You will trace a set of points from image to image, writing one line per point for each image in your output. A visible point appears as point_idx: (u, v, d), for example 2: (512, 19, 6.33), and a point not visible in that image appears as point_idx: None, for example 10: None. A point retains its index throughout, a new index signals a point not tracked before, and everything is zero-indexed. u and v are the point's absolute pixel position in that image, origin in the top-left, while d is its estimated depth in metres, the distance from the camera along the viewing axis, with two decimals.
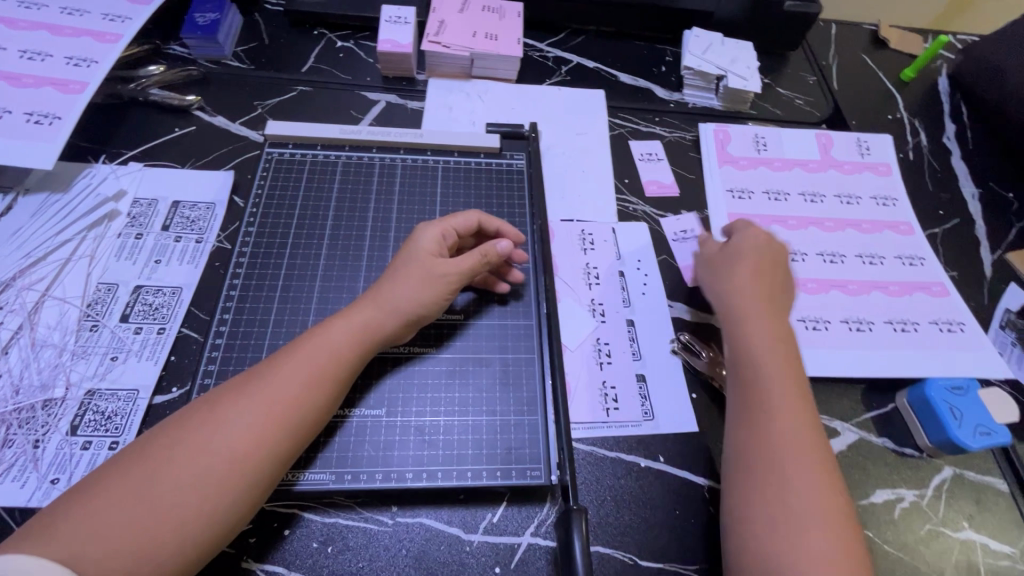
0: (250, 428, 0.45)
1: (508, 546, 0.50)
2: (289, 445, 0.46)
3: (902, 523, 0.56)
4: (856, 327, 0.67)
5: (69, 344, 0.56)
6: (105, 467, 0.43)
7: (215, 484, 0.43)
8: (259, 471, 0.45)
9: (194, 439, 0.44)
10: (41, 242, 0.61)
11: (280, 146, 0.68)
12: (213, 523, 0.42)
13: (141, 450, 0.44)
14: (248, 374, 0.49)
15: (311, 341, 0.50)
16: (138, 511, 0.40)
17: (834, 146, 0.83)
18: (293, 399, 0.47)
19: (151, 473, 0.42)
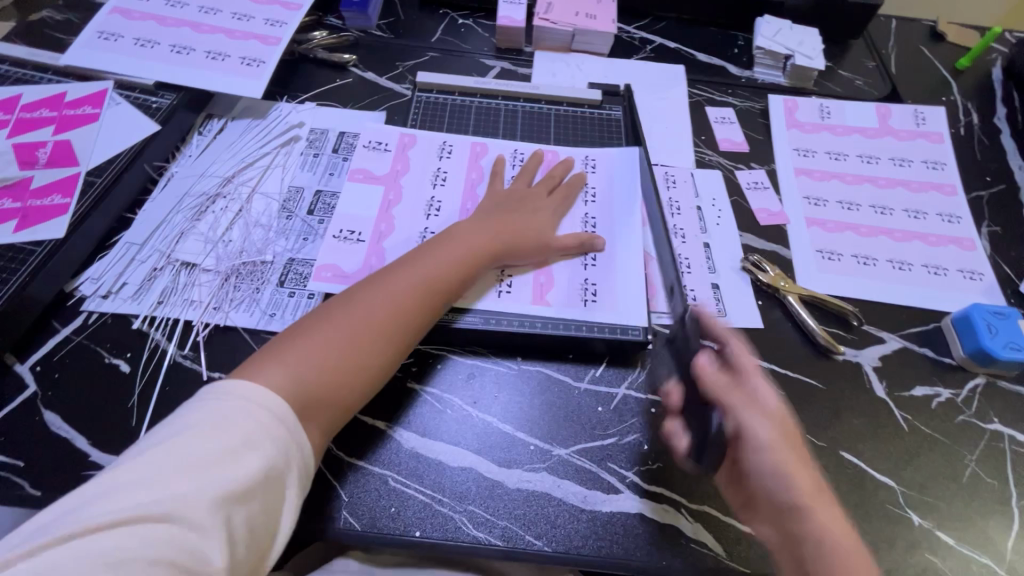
0: (394, 301, 0.59)
1: (608, 393, 0.64)
2: (423, 316, 0.60)
3: (938, 413, 0.66)
4: (586, 296, 0.67)
5: (273, 225, 0.73)
6: (302, 329, 0.55)
7: (383, 350, 0.58)
8: (401, 332, 0.58)
9: (370, 318, 0.57)
10: (248, 153, 0.79)
11: (425, 92, 0.85)
12: (380, 370, 0.58)
13: (329, 319, 0.57)
14: (403, 271, 0.62)
15: (433, 248, 0.64)
16: (320, 354, 0.54)
17: (892, 117, 0.93)
18: (422, 285, 0.61)
19: (322, 330, 0.56)
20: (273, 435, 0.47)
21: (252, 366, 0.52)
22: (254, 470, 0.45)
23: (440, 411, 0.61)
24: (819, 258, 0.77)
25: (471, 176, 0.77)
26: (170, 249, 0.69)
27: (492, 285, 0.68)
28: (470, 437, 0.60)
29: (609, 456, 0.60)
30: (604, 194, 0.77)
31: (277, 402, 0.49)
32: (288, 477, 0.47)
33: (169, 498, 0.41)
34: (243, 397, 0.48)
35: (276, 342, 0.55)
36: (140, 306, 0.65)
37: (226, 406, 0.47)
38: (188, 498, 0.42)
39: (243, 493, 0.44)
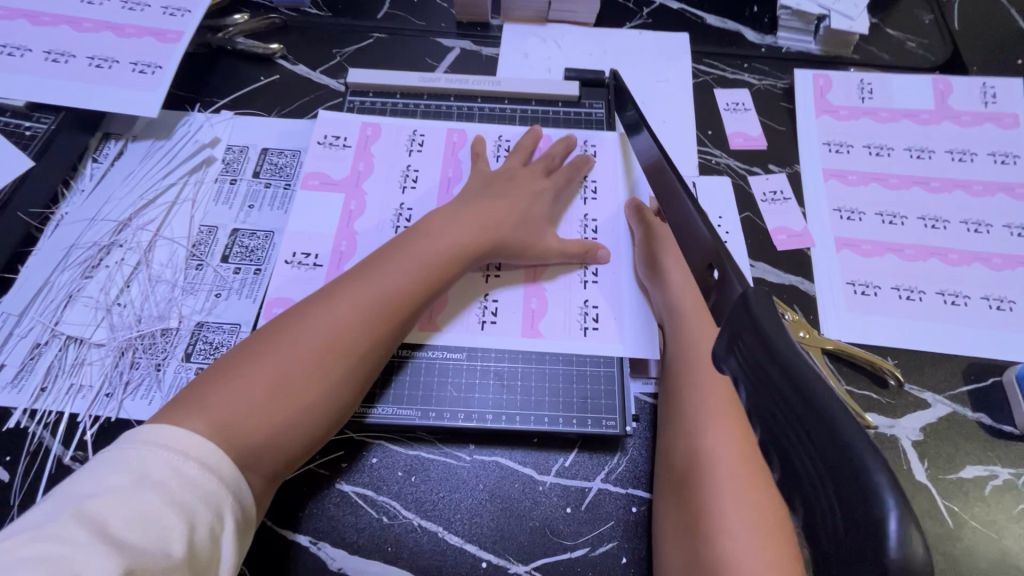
0: (353, 315, 0.49)
1: (579, 489, 0.52)
2: (387, 332, 0.50)
3: (992, 500, 0.53)
4: (587, 323, 0.57)
5: (179, 280, 0.61)
6: (238, 357, 0.47)
7: (337, 364, 0.48)
8: (363, 353, 0.49)
9: (315, 327, 0.48)
10: (150, 184, 0.66)
11: (360, 94, 0.69)
12: (337, 390, 0.48)
13: (268, 340, 0.48)
14: (356, 271, 0.53)
15: (403, 245, 0.54)
16: (262, 385, 0.45)
17: (952, 93, 0.73)
18: (388, 294, 0.51)
19: (267, 354, 0.47)
20: (201, 487, 0.39)
21: (179, 406, 0.43)
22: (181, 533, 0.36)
23: (373, 519, 0.51)
24: (851, 293, 0.62)
25: (447, 172, 0.64)
26: (54, 320, 0.58)
27: (471, 315, 0.57)
28: (410, 554, 0.50)
29: (579, 574, 0.49)
30: (608, 188, 0.64)
31: (208, 451, 0.40)
32: (226, 532, 0.39)
33: (74, 573, 0.32)
34: (166, 445, 0.40)
35: (212, 371, 0.46)
36: (20, 396, 0.54)
37: (147, 457, 0.39)
38: (98, 569, 0.33)
39: (169, 560, 0.35)
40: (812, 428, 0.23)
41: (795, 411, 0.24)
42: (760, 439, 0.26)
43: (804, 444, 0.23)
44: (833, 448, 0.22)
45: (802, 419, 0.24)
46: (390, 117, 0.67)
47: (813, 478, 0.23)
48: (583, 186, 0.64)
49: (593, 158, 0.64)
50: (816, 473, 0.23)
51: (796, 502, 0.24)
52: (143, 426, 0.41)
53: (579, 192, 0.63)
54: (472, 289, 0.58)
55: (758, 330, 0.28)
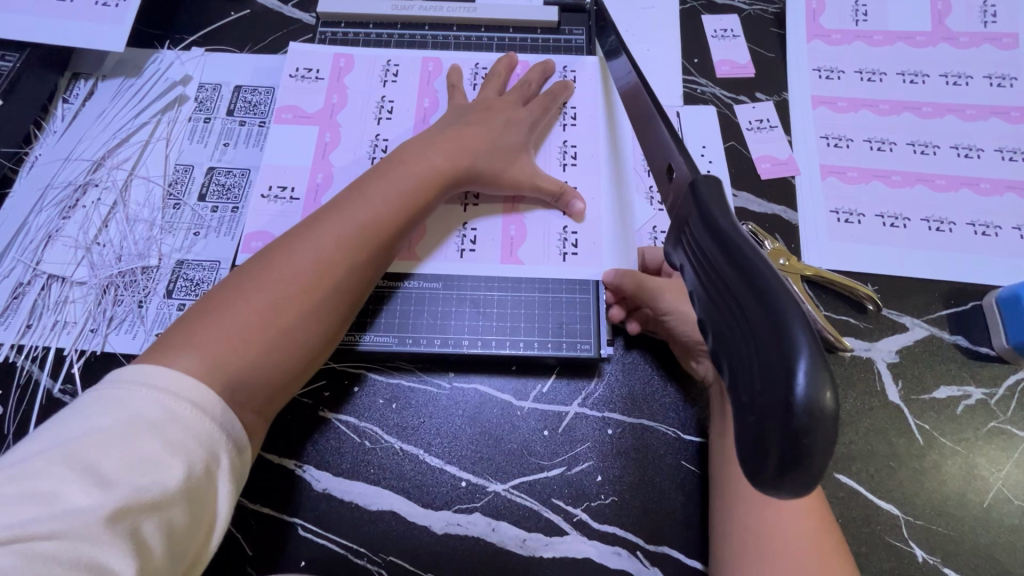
0: (331, 251, 0.48)
1: (556, 413, 0.54)
2: (370, 261, 0.50)
3: (964, 419, 0.54)
4: (567, 248, 0.56)
5: (157, 219, 0.61)
6: (222, 292, 0.46)
7: (321, 295, 0.47)
8: (343, 288, 0.49)
9: (299, 258, 0.48)
10: (123, 123, 0.65)
11: (332, 25, 0.66)
12: (323, 321, 0.48)
13: (251, 274, 0.47)
14: (333, 202, 0.52)
15: (379, 176, 0.53)
16: (245, 325, 0.44)
17: (951, 13, 0.70)
18: (366, 229, 0.50)
19: (247, 295, 0.45)
20: (195, 429, 0.38)
21: (160, 350, 0.41)
22: (173, 476, 0.36)
23: (357, 444, 0.53)
24: (834, 221, 0.62)
25: (423, 102, 0.63)
26: (35, 259, 0.58)
27: (451, 243, 0.57)
28: (392, 476, 0.52)
29: (554, 492, 0.51)
30: (588, 114, 0.62)
31: (201, 394, 0.39)
32: (224, 471, 0.39)
33: (65, 512, 0.33)
34: (154, 387, 0.38)
35: (190, 314, 0.45)
36: (7, 333, 0.55)
37: (134, 397, 0.38)
38: (90, 509, 0.34)
39: (163, 501, 0.36)
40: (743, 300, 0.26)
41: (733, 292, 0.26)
42: (703, 316, 0.29)
43: (739, 314, 0.26)
44: (761, 309, 0.24)
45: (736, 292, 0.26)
46: (362, 48, 0.65)
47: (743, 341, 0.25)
48: (560, 117, 0.62)
49: (572, 84, 0.63)
50: (745, 338, 0.25)
51: (724, 366, 0.27)
52: (128, 366, 0.40)
53: (557, 121, 0.62)
54: (452, 216, 0.58)
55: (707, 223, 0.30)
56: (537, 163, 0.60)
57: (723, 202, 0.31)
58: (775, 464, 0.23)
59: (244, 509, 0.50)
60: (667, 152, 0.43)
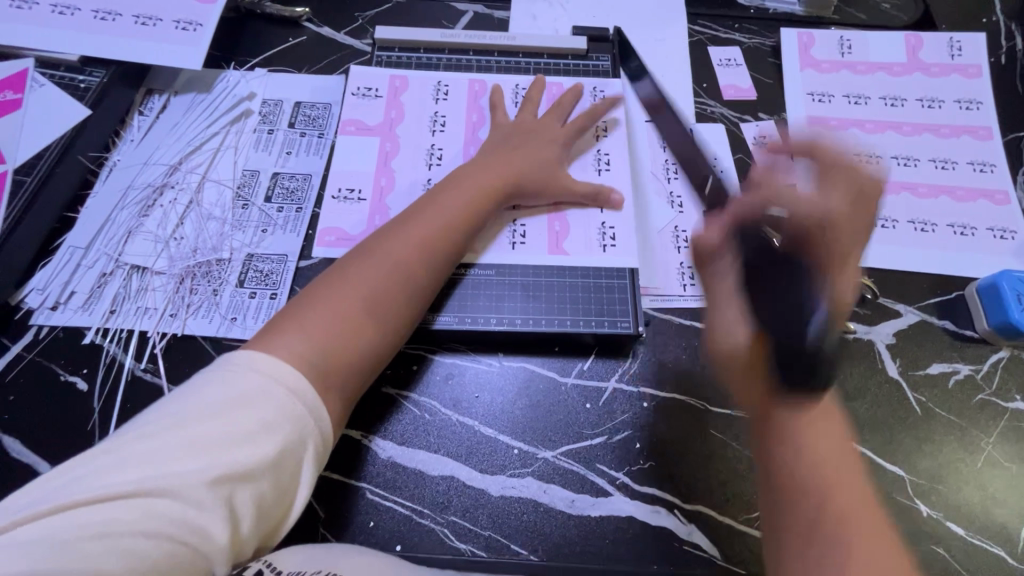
0: (408, 253, 0.55)
1: (596, 388, 0.60)
2: (438, 264, 0.57)
3: (955, 392, 0.61)
4: (607, 241, 0.64)
5: (229, 218, 0.67)
6: (318, 289, 0.53)
7: (398, 291, 0.54)
8: (417, 285, 0.55)
9: (382, 260, 0.54)
10: (195, 133, 0.71)
11: (387, 50, 0.75)
12: (398, 315, 0.54)
13: (341, 274, 0.54)
14: (408, 212, 0.59)
15: (445, 191, 0.60)
16: (339, 315, 0.51)
17: (923, 48, 0.81)
18: (434, 235, 0.57)
19: (341, 288, 0.52)
20: (287, 413, 0.44)
21: (271, 333, 0.49)
22: (263, 453, 0.42)
23: (418, 416, 0.58)
24: None
25: (471, 118, 0.71)
26: (118, 251, 0.63)
27: (502, 234, 0.64)
28: (450, 444, 0.57)
29: (598, 457, 0.57)
30: (618, 129, 0.71)
31: (294, 380, 0.45)
32: (306, 456, 0.45)
33: (174, 475, 0.39)
34: (258, 370, 0.45)
35: (294, 304, 0.52)
36: (92, 317, 0.60)
37: (242, 379, 0.44)
38: (191, 474, 0.39)
39: (252, 477, 0.41)
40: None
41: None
42: None
43: None
44: None
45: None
46: (417, 70, 0.73)
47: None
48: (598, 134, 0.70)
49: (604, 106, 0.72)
50: None
51: None
52: (235, 352, 0.46)
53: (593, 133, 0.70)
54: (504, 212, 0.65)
55: None
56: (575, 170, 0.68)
57: None
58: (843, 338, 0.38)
59: (317, 475, 0.55)
60: None
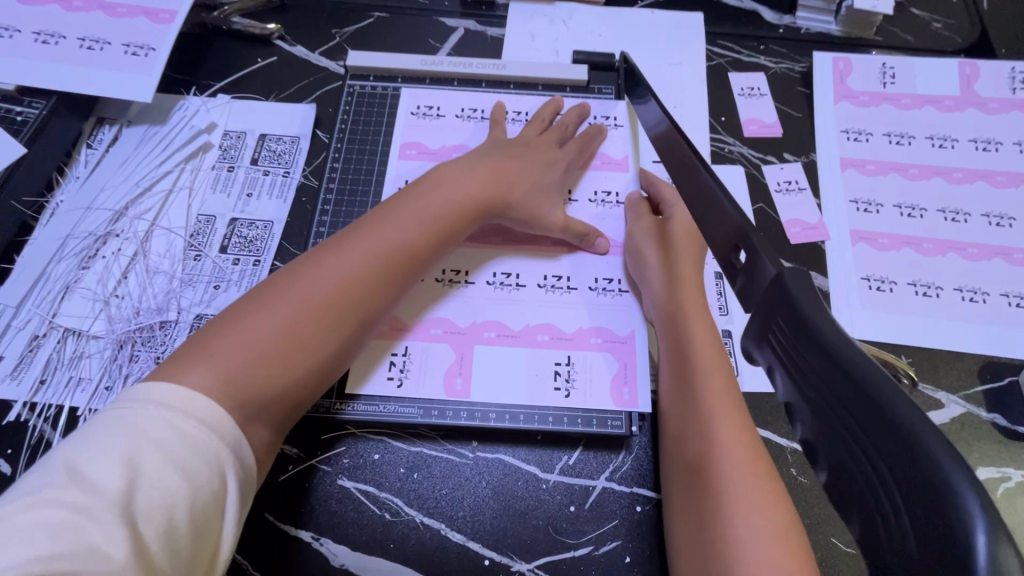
0: (354, 266, 0.48)
1: (583, 488, 0.52)
2: (388, 280, 0.50)
3: (1004, 502, 0.52)
4: (602, 286, 0.58)
5: (177, 271, 0.60)
6: (220, 322, 0.45)
7: (348, 309, 0.47)
8: (367, 300, 0.48)
9: (295, 281, 0.47)
10: (145, 171, 0.64)
11: (361, 78, 0.66)
12: (367, 325, 0.49)
13: (255, 301, 0.46)
14: (347, 229, 0.52)
15: (403, 195, 0.54)
16: (256, 342, 0.43)
17: (979, 79, 0.70)
18: (397, 247, 0.51)
19: (264, 310, 0.45)
20: (201, 450, 0.38)
21: (176, 362, 0.42)
22: (173, 501, 0.35)
23: (377, 516, 0.51)
24: (866, 288, 0.61)
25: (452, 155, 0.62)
26: (51, 311, 0.57)
27: (543, 269, 0.59)
28: (412, 550, 0.50)
29: (580, 573, 0.49)
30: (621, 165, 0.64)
31: (208, 411, 0.39)
32: (228, 490, 0.38)
33: (91, 547, 0.32)
34: (165, 407, 0.38)
35: (206, 332, 0.44)
36: (19, 389, 0.54)
37: (140, 416, 0.38)
38: (104, 539, 0.33)
39: (175, 525, 0.35)
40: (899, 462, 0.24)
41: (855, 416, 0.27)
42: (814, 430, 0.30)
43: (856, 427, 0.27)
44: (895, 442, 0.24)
45: (868, 442, 0.26)
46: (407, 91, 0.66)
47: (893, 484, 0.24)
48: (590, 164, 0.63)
49: (606, 128, 0.64)
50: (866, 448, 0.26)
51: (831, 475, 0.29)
52: (140, 384, 0.40)
53: (592, 165, 0.63)
54: (540, 245, 0.60)
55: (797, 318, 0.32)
56: (571, 207, 0.61)
57: (816, 302, 0.32)
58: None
59: None
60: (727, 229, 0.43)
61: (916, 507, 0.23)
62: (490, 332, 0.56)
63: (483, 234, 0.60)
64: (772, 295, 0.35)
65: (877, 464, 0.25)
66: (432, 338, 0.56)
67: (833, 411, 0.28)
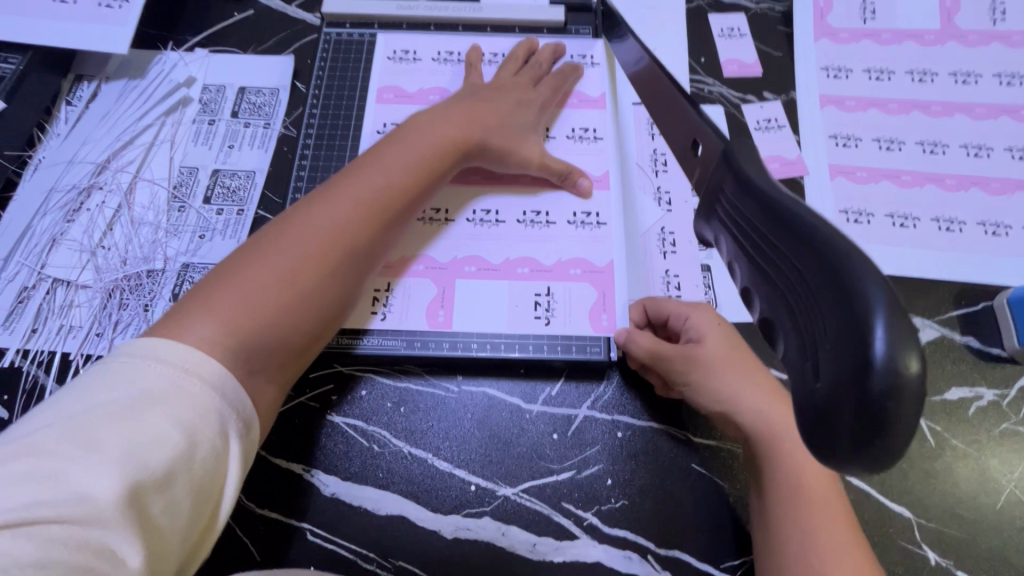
0: (348, 215, 0.46)
1: (565, 416, 0.53)
2: (382, 230, 0.48)
3: (976, 420, 0.54)
4: (582, 219, 0.59)
5: (163, 222, 0.60)
6: (205, 284, 0.41)
7: (344, 259, 0.46)
8: (363, 250, 0.47)
9: (287, 235, 0.44)
10: (126, 125, 0.64)
11: (337, 26, 0.66)
12: (362, 276, 0.48)
13: (244, 259, 0.42)
14: (330, 180, 0.49)
15: (384, 143, 0.52)
16: (260, 297, 0.41)
17: (960, 12, 0.70)
18: (388, 194, 0.49)
19: (263, 262, 0.42)
20: (203, 408, 0.34)
21: (165, 325, 0.37)
22: (172, 456, 0.32)
23: (365, 448, 0.52)
24: (843, 221, 0.61)
25: (430, 98, 0.63)
26: (39, 263, 0.58)
27: (522, 206, 0.59)
28: (401, 480, 0.51)
29: (564, 495, 0.51)
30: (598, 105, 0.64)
31: (212, 370, 0.35)
32: (232, 450, 0.35)
33: (76, 494, 0.29)
34: (160, 360, 0.34)
35: (194, 295, 0.40)
36: (12, 337, 0.55)
37: (139, 367, 0.34)
38: (95, 490, 0.29)
39: (174, 479, 0.32)
40: (822, 287, 0.23)
41: (782, 250, 0.25)
42: (761, 294, 0.27)
43: (794, 274, 0.24)
44: (815, 269, 0.23)
45: (793, 273, 0.24)
46: (384, 37, 0.65)
47: (811, 308, 0.23)
48: (567, 103, 0.64)
49: (583, 68, 0.65)
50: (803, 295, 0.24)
51: (781, 339, 0.26)
52: (134, 338, 0.36)
53: (568, 104, 0.64)
54: (521, 184, 0.60)
55: (739, 183, 0.30)
56: (547, 145, 0.61)
57: (756, 160, 0.29)
58: (849, 438, 0.21)
59: (252, 513, 0.50)
60: (691, 130, 0.38)
61: (831, 322, 0.22)
62: (472, 266, 0.57)
63: (463, 173, 0.60)
64: (715, 171, 0.32)
65: (811, 306, 0.23)
66: (412, 274, 0.57)
67: (767, 263, 0.26)
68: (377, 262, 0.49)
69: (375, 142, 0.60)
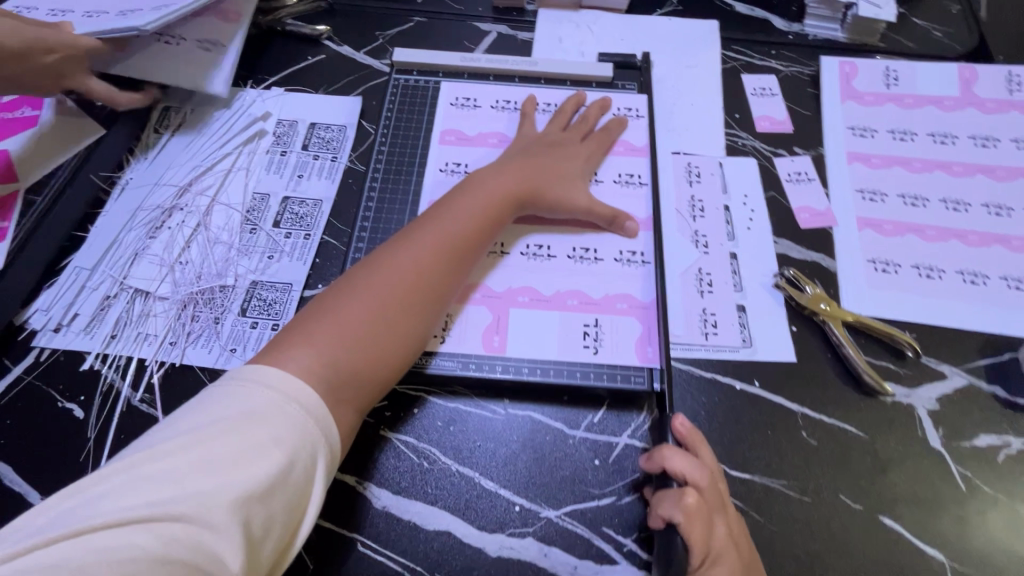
0: (421, 261, 0.53)
1: (607, 443, 0.56)
2: (450, 273, 0.54)
3: (1006, 468, 0.56)
4: (627, 257, 0.63)
5: (235, 242, 0.65)
6: (304, 319, 0.48)
7: (418, 300, 0.51)
8: (433, 291, 0.53)
9: (369, 278, 0.51)
10: (207, 153, 0.70)
11: (405, 73, 0.73)
12: (434, 315, 0.53)
13: (334, 299, 0.50)
14: (405, 229, 0.56)
15: (453, 195, 0.59)
16: (346, 334, 0.47)
17: (977, 81, 0.75)
18: (455, 241, 0.55)
19: (350, 301, 0.49)
20: (297, 430, 0.41)
21: (272, 354, 0.45)
22: (270, 471, 0.38)
23: (415, 464, 0.55)
24: (872, 270, 0.65)
25: (488, 141, 0.68)
26: (123, 274, 0.63)
27: (570, 242, 0.64)
28: (449, 498, 0.54)
29: (605, 520, 0.53)
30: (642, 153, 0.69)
31: (307, 396, 0.42)
32: (318, 472, 0.41)
33: (198, 497, 0.36)
34: (265, 385, 0.41)
35: (294, 328, 0.48)
36: (93, 341, 0.59)
37: (246, 393, 0.41)
38: (212, 498, 0.36)
39: (272, 491, 0.38)
40: None
41: None
42: None
43: None
44: None
45: None
46: (449, 83, 0.72)
47: None
48: (613, 150, 0.69)
49: (627, 120, 0.70)
50: None
51: None
52: (247, 365, 0.44)
53: (614, 151, 0.69)
54: (569, 223, 0.65)
55: None
56: (593, 189, 0.66)
57: None
58: None
59: None
60: None
61: None
62: (523, 296, 0.61)
63: None
64: None
65: None
66: (467, 302, 0.61)
67: None
68: (448, 301, 0.55)
69: (438, 177, 0.66)
